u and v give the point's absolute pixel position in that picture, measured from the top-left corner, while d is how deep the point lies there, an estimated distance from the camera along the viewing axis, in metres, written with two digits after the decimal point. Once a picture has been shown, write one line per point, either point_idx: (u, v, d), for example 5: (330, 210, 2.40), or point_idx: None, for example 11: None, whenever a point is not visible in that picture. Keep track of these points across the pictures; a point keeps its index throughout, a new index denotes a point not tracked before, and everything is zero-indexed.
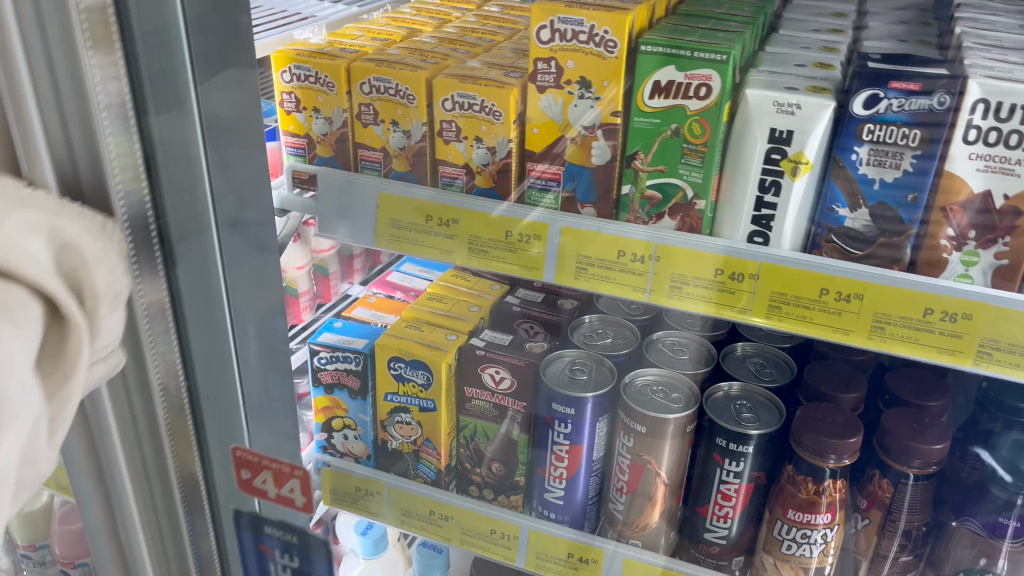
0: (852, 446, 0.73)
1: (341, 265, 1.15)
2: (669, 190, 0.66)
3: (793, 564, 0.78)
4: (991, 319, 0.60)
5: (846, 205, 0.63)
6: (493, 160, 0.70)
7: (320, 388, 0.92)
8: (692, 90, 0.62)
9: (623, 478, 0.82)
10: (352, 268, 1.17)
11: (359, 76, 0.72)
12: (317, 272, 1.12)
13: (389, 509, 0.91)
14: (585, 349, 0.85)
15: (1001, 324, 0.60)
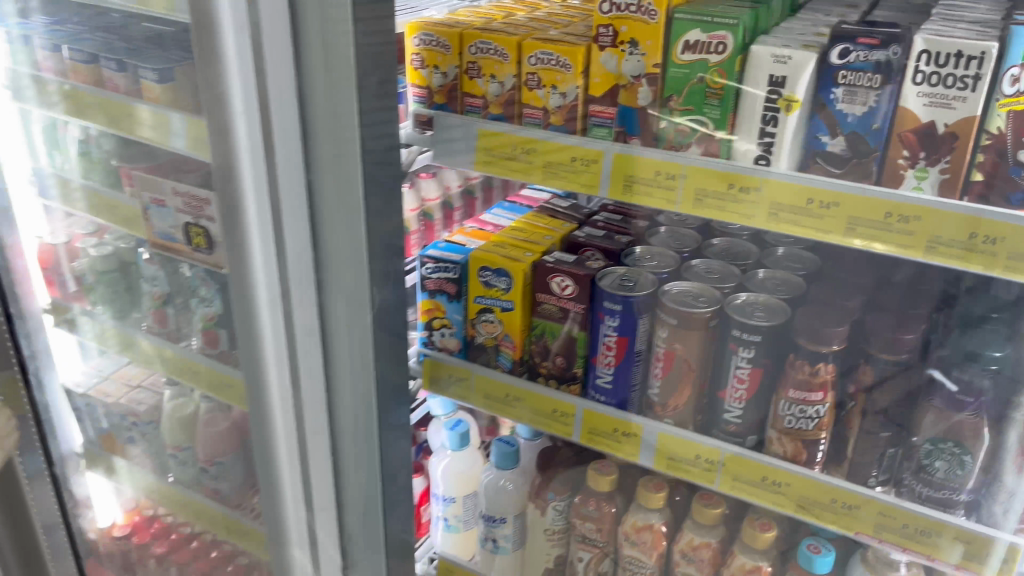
0: (840, 334, 0.93)
1: (444, 215, 1.40)
2: (697, 125, 0.88)
3: (793, 436, 0.97)
4: (935, 220, 0.77)
5: (826, 133, 0.83)
6: (564, 103, 0.94)
7: (425, 293, 1.17)
8: (711, 47, 0.84)
9: (659, 365, 1.04)
10: (453, 219, 1.41)
11: (469, 41, 0.97)
12: (425, 219, 1.37)
13: (475, 393, 1.15)
14: (633, 268, 1.07)
15: (943, 224, 0.77)
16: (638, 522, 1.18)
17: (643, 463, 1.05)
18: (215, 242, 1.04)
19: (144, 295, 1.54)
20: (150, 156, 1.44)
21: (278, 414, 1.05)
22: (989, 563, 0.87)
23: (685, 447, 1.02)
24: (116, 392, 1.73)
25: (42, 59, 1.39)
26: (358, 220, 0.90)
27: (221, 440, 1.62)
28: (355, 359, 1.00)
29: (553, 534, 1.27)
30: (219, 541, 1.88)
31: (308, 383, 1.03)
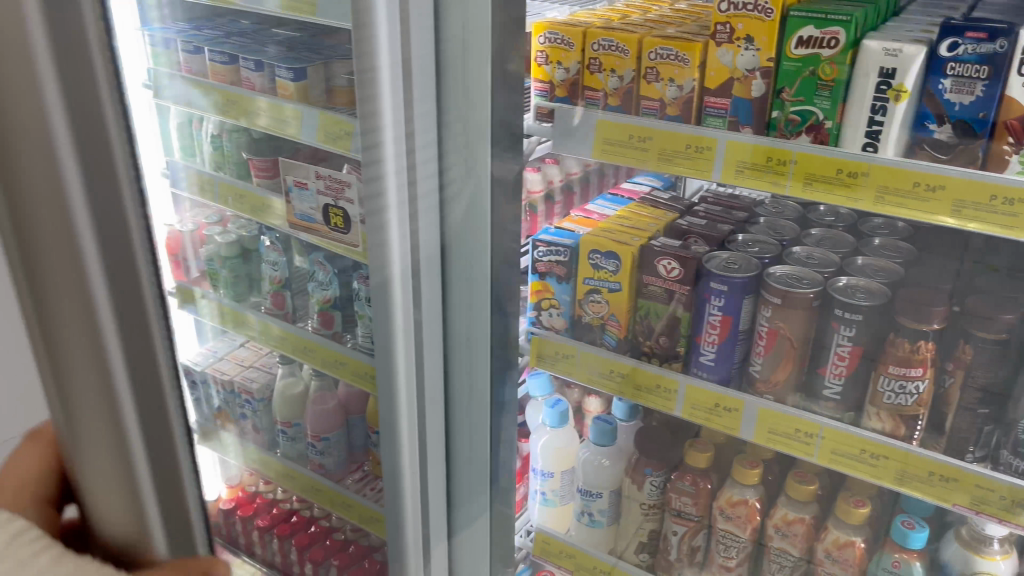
0: (941, 313, 0.99)
1: (545, 208, 1.47)
2: (807, 114, 0.95)
3: (893, 411, 1.02)
4: None
5: (934, 121, 0.89)
6: (681, 95, 1.02)
7: (536, 275, 1.26)
8: (824, 42, 0.91)
9: (761, 343, 1.10)
10: (554, 212, 1.48)
11: (592, 38, 1.06)
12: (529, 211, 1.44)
13: (580, 368, 1.22)
14: (736, 253, 1.14)
15: None
16: (732, 497, 1.24)
17: (744, 437, 1.11)
18: (352, 222, 1.15)
19: (264, 278, 1.65)
20: (275, 149, 1.56)
21: (403, 391, 1.16)
22: None
23: (785, 422, 1.08)
24: (231, 370, 1.86)
25: (185, 61, 1.52)
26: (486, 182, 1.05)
27: (328, 417, 1.72)
28: (473, 325, 1.15)
29: (648, 510, 1.34)
30: (316, 517, 2.00)
31: (430, 355, 1.16)
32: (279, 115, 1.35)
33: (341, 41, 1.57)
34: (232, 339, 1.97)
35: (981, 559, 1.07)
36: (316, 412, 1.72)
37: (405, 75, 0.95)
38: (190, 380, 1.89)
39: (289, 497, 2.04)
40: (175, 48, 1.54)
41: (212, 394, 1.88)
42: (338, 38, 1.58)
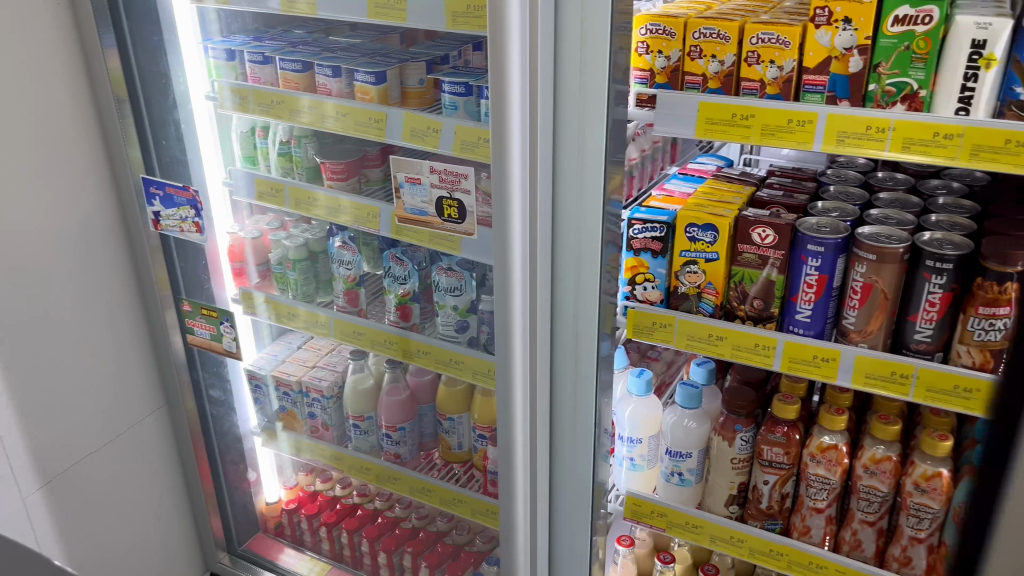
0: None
1: (627, 183, 1.56)
2: (902, 86, 1.06)
3: (984, 346, 1.15)
4: None
5: (1020, 84, 1.00)
6: (781, 75, 1.13)
7: (631, 252, 1.36)
8: (919, 19, 1.02)
9: (855, 296, 1.21)
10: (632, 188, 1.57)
11: (694, 27, 1.16)
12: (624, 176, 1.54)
13: (679, 336, 1.33)
14: (823, 218, 1.25)
15: None
16: (823, 443, 1.36)
17: (841, 383, 1.23)
18: (468, 212, 1.24)
19: (336, 278, 1.71)
20: (343, 152, 1.63)
21: (518, 359, 1.30)
22: None
23: (879, 365, 1.20)
24: (295, 371, 1.90)
25: (251, 71, 1.57)
26: (600, 159, 1.18)
27: (400, 408, 1.78)
28: (580, 303, 1.30)
29: (737, 463, 1.45)
30: (380, 509, 2.03)
31: (540, 328, 1.31)
32: (321, 110, 1.48)
33: (396, 45, 1.65)
34: (288, 342, 2.01)
35: None
36: (388, 403, 1.78)
37: (530, 52, 1.10)
38: (254, 384, 1.93)
39: (350, 492, 2.08)
40: (239, 59, 1.59)
41: (274, 398, 1.93)
42: (393, 41, 1.65)
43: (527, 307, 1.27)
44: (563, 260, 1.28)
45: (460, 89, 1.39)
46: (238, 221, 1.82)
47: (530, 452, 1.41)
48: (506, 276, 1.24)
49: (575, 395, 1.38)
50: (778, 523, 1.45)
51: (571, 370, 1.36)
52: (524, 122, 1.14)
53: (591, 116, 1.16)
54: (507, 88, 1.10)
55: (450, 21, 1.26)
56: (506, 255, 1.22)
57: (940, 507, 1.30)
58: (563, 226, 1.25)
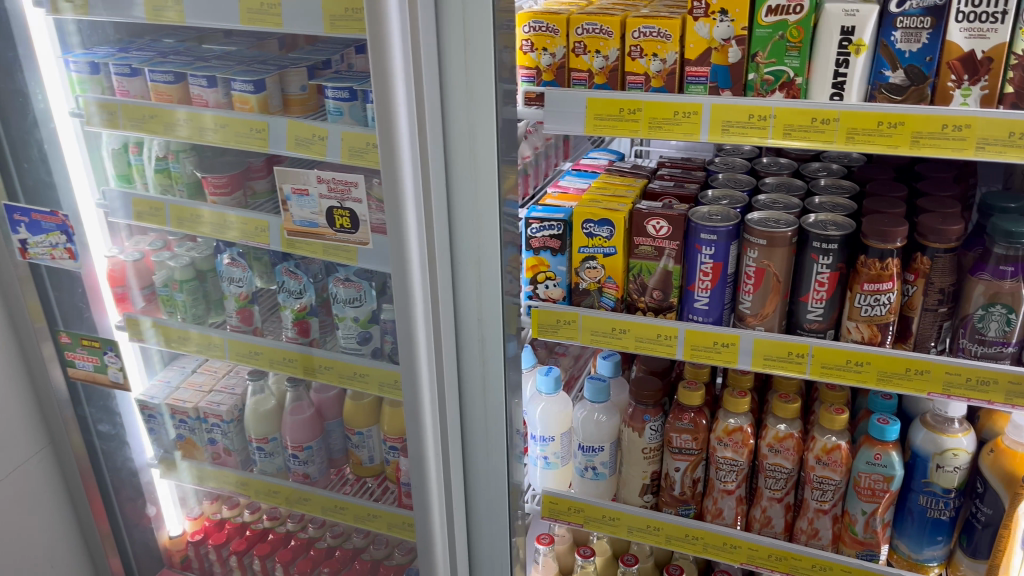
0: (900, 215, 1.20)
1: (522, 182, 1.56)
2: (779, 74, 1.09)
3: (871, 321, 1.19)
4: (984, 127, 0.99)
5: (889, 68, 1.05)
6: (664, 67, 1.14)
7: (530, 251, 1.35)
8: (790, 9, 1.06)
9: (749, 281, 1.24)
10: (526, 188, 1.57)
11: (576, 23, 1.15)
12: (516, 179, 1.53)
13: (583, 332, 1.33)
14: (714, 205, 1.27)
15: (990, 129, 0.99)
16: (729, 426, 1.39)
17: (743, 366, 1.26)
18: (361, 221, 1.20)
19: (227, 297, 1.63)
20: (226, 165, 1.56)
21: (424, 368, 1.28)
22: None
23: (776, 347, 1.23)
24: (191, 398, 1.82)
25: (119, 84, 1.49)
26: (493, 160, 1.17)
27: (306, 426, 1.73)
28: (483, 306, 1.28)
29: (649, 453, 1.46)
30: (293, 532, 1.96)
31: (444, 335, 1.28)
32: (199, 122, 1.41)
33: (274, 50, 1.59)
34: (182, 367, 1.91)
35: (947, 438, 1.27)
36: (291, 422, 1.73)
37: (414, 54, 1.07)
38: (147, 415, 1.82)
39: (259, 517, 1.99)
40: (104, 72, 1.50)
41: (170, 427, 1.83)
42: (271, 47, 1.59)
43: (429, 314, 1.25)
44: (463, 265, 1.26)
45: (344, 94, 1.35)
46: (117, 244, 1.71)
47: (443, 461, 1.39)
48: (404, 286, 1.20)
49: (482, 399, 1.36)
50: (692, 507, 1.48)
51: (478, 375, 1.34)
52: (412, 126, 1.11)
53: (478, 117, 1.14)
54: (392, 93, 1.07)
55: (329, 24, 1.22)
56: (402, 266, 1.19)
57: (842, 478, 1.35)
58: (459, 231, 1.23)
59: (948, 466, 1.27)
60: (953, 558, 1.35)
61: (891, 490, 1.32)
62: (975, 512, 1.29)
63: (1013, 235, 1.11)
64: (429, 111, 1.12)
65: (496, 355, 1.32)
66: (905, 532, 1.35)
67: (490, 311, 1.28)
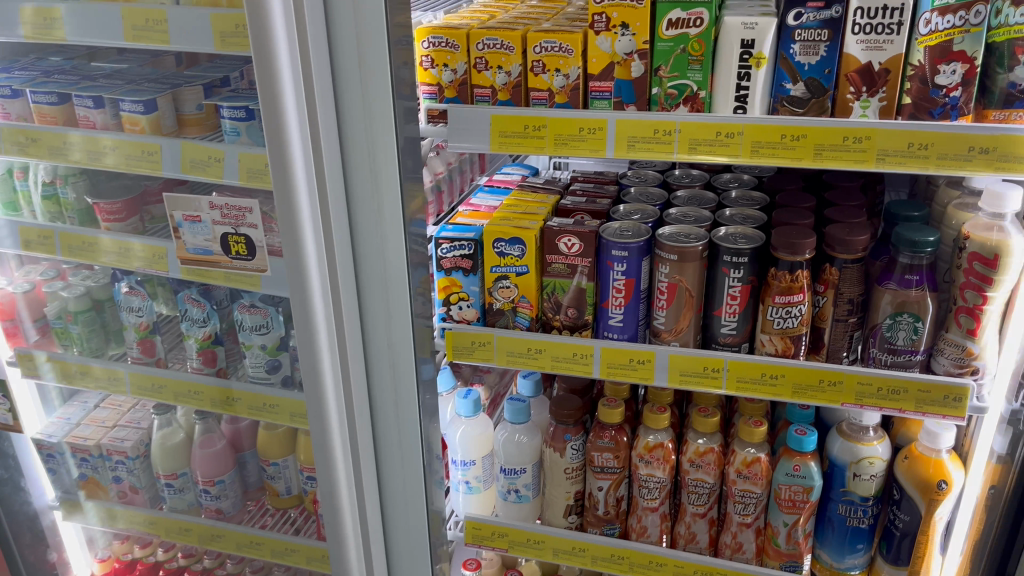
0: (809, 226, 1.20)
1: (436, 199, 1.53)
2: (683, 88, 1.07)
3: (783, 334, 1.19)
4: (883, 138, 1.00)
5: (790, 81, 1.04)
6: (567, 83, 1.11)
7: (441, 272, 1.30)
8: (691, 22, 1.04)
9: (662, 297, 1.23)
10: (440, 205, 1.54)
11: (476, 39, 1.12)
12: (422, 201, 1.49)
13: (498, 353, 1.29)
14: (625, 221, 1.26)
15: (889, 140, 0.99)
16: (649, 443, 1.37)
17: (659, 383, 1.24)
18: (258, 247, 1.14)
19: (126, 328, 1.55)
20: (119, 189, 1.47)
21: (331, 399, 1.22)
22: (965, 403, 1.11)
23: (691, 362, 1.22)
24: (93, 435, 1.72)
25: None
26: (395, 180, 1.12)
27: (218, 459, 1.65)
28: (393, 331, 1.23)
29: (571, 473, 1.43)
30: (210, 569, 1.87)
31: (352, 363, 1.23)
32: (93, 146, 1.32)
33: (170, 68, 1.51)
34: (83, 403, 1.82)
35: (863, 446, 1.28)
36: (201, 456, 1.65)
37: (304, 69, 1.02)
38: (46, 455, 1.72)
39: (173, 555, 1.89)
40: None
41: (72, 465, 1.73)
42: (167, 64, 1.51)
43: (333, 342, 1.19)
44: (368, 291, 1.21)
45: (240, 113, 1.28)
46: (6, 275, 1.60)
47: (357, 493, 1.33)
48: (305, 315, 1.14)
49: (396, 427, 1.31)
50: (617, 526, 1.45)
51: (391, 402, 1.29)
52: (305, 146, 1.06)
53: (377, 136, 1.09)
54: (281, 112, 1.01)
55: (219, 41, 1.16)
56: (301, 293, 1.13)
57: (762, 490, 1.34)
58: (363, 255, 1.18)
59: (865, 474, 1.27)
60: (874, 564, 1.35)
61: (811, 500, 1.31)
62: (893, 519, 1.29)
63: (917, 244, 1.11)
64: (324, 130, 1.07)
65: (408, 382, 1.27)
66: (826, 541, 1.35)
67: (398, 336, 1.23)
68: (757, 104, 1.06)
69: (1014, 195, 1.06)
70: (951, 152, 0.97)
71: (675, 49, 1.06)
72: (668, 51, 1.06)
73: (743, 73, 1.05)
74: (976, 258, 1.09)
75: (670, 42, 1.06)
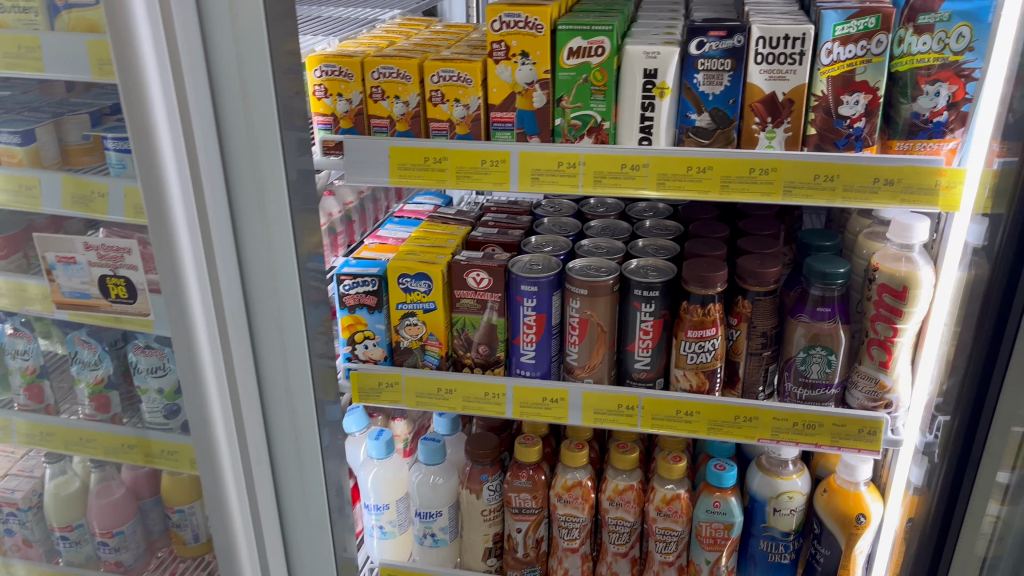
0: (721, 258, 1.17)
1: (346, 228, 1.49)
2: (586, 119, 1.04)
3: (697, 368, 1.15)
4: (788, 170, 0.97)
5: (694, 111, 1.02)
6: (468, 113, 1.06)
7: (344, 310, 1.24)
8: (592, 51, 1.01)
9: (574, 332, 1.18)
10: (353, 232, 1.50)
11: (371, 67, 1.07)
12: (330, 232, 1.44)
13: (407, 394, 1.23)
14: (536, 254, 1.22)
15: (794, 172, 0.97)
16: (568, 482, 1.33)
17: (573, 422, 1.19)
18: (138, 290, 1.06)
19: (12, 372, 1.44)
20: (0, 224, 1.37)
21: (227, 454, 1.12)
22: (880, 436, 1.09)
23: (606, 400, 1.18)
24: None
25: None
26: (285, 214, 1.05)
27: (117, 508, 1.55)
28: (290, 374, 1.14)
29: (489, 515, 1.38)
30: None
31: (246, 413, 1.13)
32: None
33: (59, 94, 1.41)
34: None
35: (782, 481, 1.25)
36: (99, 506, 1.54)
37: (178, 95, 0.93)
38: None
39: None
40: None
41: None
42: (57, 90, 1.41)
43: (226, 392, 1.09)
44: (260, 333, 1.12)
45: (126, 145, 1.21)
46: None
47: (259, 553, 1.22)
48: (193, 366, 1.04)
49: (299, 477, 1.21)
50: (537, 568, 1.40)
51: (292, 452, 1.20)
52: (185, 180, 0.97)
53: (264, 170, 1.02)
54: (157, 144, 0.92)
55: (96, 69, 1.09)
56: (188, 341, 1.03)
57: (683, 528, 1.30)
58: (252, 294, 1.10)
59: (785, 509, 1.25)
60: None
61: (732, 536, 1.28)
62: (814, 554, 1.27)
63: (829, 276, 1.09)
64: (205, 163, 0.99)
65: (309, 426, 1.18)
66: None
67: (296, 379, 1.15)
68: (663, 135, 1.03)
69: (921, 226, 1.04)
70: (857, 184, 0.96)
71: (578, 79, 1.02)
72: (571, 81, 1.02)
73: (647, 103, 1.01)
74: (886, 289, 1.07)
75: (572, 70, 1.02)
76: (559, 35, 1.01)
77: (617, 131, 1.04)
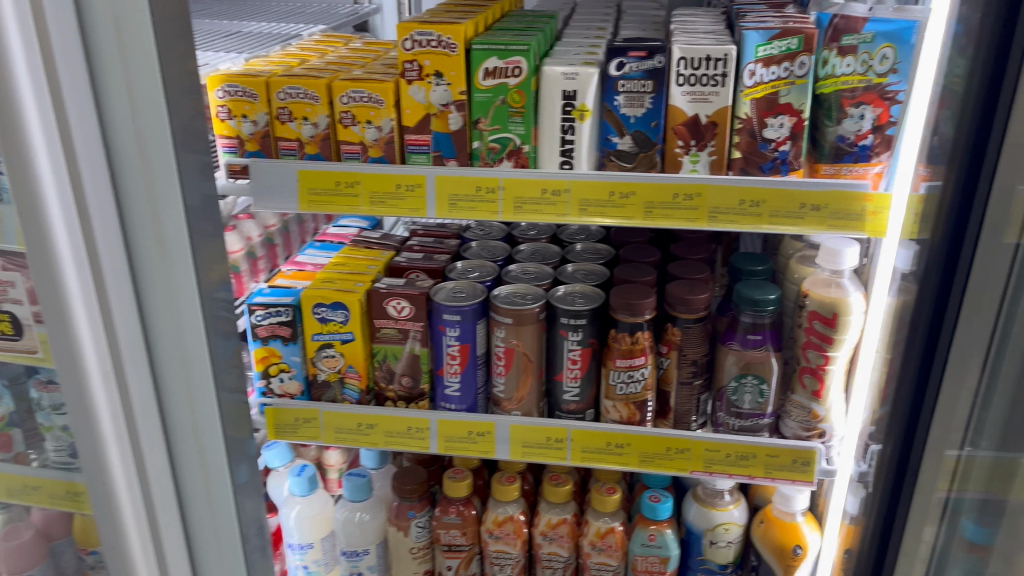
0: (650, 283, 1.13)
1: (268, 251, 1.42)
2: (505, 142, 0.99)
3: (627, 399, 1.11)
4: (713, 194, 0.93)
5: (615, 134, 0.98)
6: (381, 136, 1.01)
7: (258, 341, 1.17)
8: (509, 71, 0.96)
9: (500, 363, 1.13)
10: (275, 255, 1.43)
11: (277, 87, 1.02)
12: (248, 257, 1.37)
13: (325, 430, 1.16)
14: (460, 281, 1.17)
15: (719, 196, 0.93)
16: (499, 516, 1.27)
17: (501, 456, 1.14)
18: (24, 326, 0.99)
19: None
20: None
21: (129, 514, 1.00)
22: (814, 467, 1.05)
23: (533, 433, 1.13)
24: None
25: None
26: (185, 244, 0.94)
27: (24, 552, 1.45)
28: (200, 423, 1.03)
29: (418, 552, 1.32)
30: None
31: (151, 466, 1.02)
32: None
33: None
34: None
35: (717, 512, 1.21)
36: (5, 549, 1.44)
37: (59, 115, 0.83)
38: None
39: None
40: None
41: None
42: None
43: (126, 444, 0.98)
44: (164, 378, 1.00)
45: None
46: None
47: None
48: (85, 418, 0.93)
49: (215, 535, 1.10)
50: None
51: (206, 508, 1.08)
52: (70, 210, 0.86)
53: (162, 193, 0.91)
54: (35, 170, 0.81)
55: None
56: (78, 390, 0.91)
57: (618, 563, 1.25)
58: (154, 336, 0.98)
59: (721, 542, 1.21)
60: None
61: (667, 570, 1.23)
62: None
63: (759, 303, 1.06)
64: (94, 190, 0.87)
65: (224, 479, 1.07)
66: None
67: (207, 427, 1.03)
68: (585, 158, 0.99)
69: (850, 252, 1.02)
70: (783, 210, 0.92)
71: (495, 100, 0.98)
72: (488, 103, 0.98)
73: (567, 126, 0.97)
74: (816, 316, 1.04)
75: (488, 92, 0.97)
76: (473, 54, 0.96)
77: (537, 154, 1.00)
